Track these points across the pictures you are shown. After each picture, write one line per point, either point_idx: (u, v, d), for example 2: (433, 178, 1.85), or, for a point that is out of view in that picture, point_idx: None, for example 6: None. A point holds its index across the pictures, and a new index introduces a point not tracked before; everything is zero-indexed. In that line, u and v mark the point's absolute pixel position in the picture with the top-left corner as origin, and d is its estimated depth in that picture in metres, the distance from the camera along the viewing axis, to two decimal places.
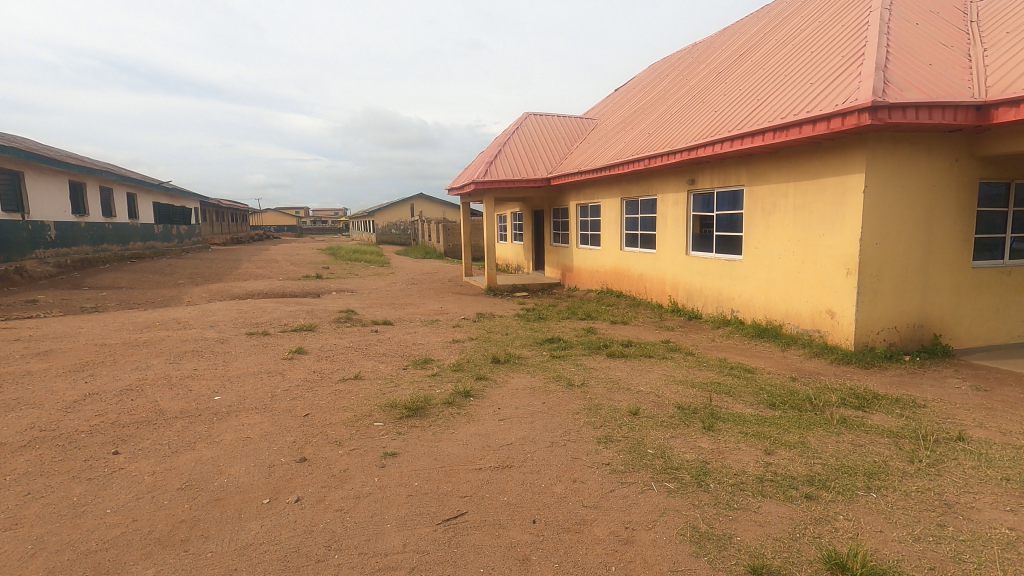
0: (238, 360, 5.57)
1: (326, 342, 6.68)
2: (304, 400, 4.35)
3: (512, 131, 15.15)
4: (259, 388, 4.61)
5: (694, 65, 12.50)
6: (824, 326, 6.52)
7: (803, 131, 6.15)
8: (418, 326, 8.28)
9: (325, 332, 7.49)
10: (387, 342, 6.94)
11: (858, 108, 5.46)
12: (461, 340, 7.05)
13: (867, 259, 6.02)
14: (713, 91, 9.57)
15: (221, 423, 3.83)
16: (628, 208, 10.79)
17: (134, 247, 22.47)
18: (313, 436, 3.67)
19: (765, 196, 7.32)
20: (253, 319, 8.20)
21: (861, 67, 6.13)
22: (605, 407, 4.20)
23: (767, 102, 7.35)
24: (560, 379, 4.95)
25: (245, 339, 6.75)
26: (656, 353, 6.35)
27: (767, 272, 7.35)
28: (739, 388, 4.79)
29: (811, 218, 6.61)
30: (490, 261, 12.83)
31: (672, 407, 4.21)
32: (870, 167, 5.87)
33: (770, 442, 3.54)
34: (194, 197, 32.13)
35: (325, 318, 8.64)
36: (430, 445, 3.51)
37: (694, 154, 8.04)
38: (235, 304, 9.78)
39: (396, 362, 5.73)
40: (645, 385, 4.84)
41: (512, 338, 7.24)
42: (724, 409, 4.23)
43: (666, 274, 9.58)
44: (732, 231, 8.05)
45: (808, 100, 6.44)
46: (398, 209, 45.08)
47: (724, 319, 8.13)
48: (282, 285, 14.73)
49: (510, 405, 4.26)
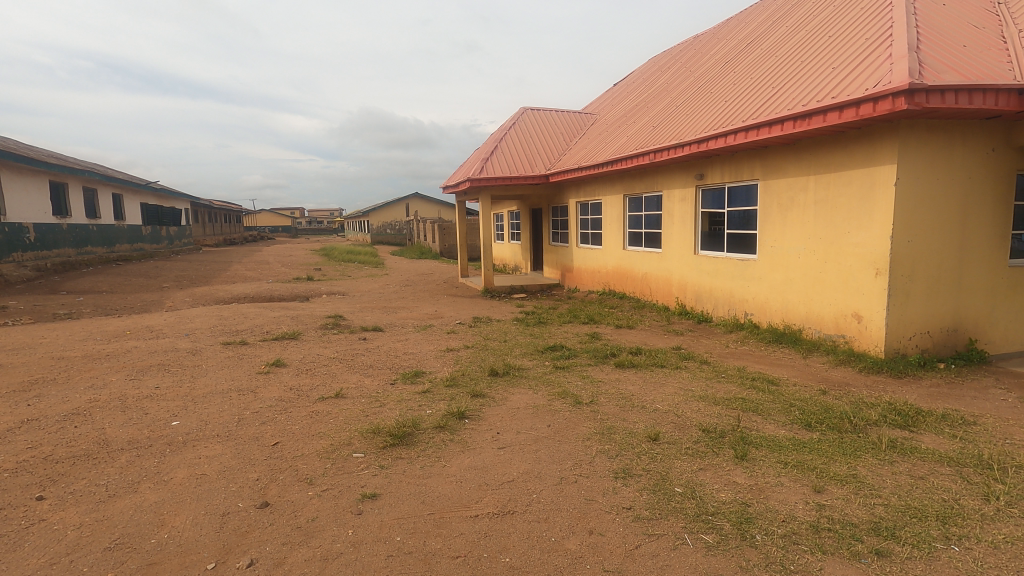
0: (207, 376, 5.00)
1: (308, 353, 6.12)
2: (275, 425, 3.80)
3: (509, 127, 14.61)
4: (225, 411, 4.06)
5: (698, 56, 11.97)
6: (850, 331, 6.01)
7: (828, 119, 5.62)
8: (409, 333, 7.73)
9: (309, 340, 6.92)
10: (376, 351, 6.37)
11: (893, 90, 4.92)
12: (456, 349, 6.50)
13: (899, 257, 5.51)
14: (721, 82, 9.06)
15: (173, 457, 3.28)
16: (632, 205, 10.27)
17: (120, 250, 21.83)
18: (280, 472, 3.12)
19: (782, 190, 6.80)
20: (234, 327, 7.63)
21: (891, 48, 5.61)
22: (619, 431, 3.67)
23: (783, 89, 6.82)
24: (566, 396, 4.42)
25: (220, 350, 6.18)
26: (669, 361, 5.83)
27: (784, 273, 6.83)
28: (767, 405, 4.27)
29: (835, 213, 6.09)
30: (487, 263, 12.28)
31: (695, 431, 3.68)
32: (903, 157, 5.36)
33: (817, 477, 3.02)
34: (184, 197, 31.45)
35: (310, 325, 8.07)
36: (418, 484, 2.97)
37: (705, 147, 7.51)
38: (216, 309, 9.21)
39: (384, 376, 5.18)
40: (660, 402, 4.31)
41: (511, 345, 6.70)
42: (755, 432, 3.71)
43: (672, 275, 9.07)
44: (746, 229, 7.54)
45: (832, 84, 5.91)
46: (393, 208, 44.43)
47: (736, 322, 7.61)
48: (269, 288, 14.11)
49: (510, 429, 3.73)
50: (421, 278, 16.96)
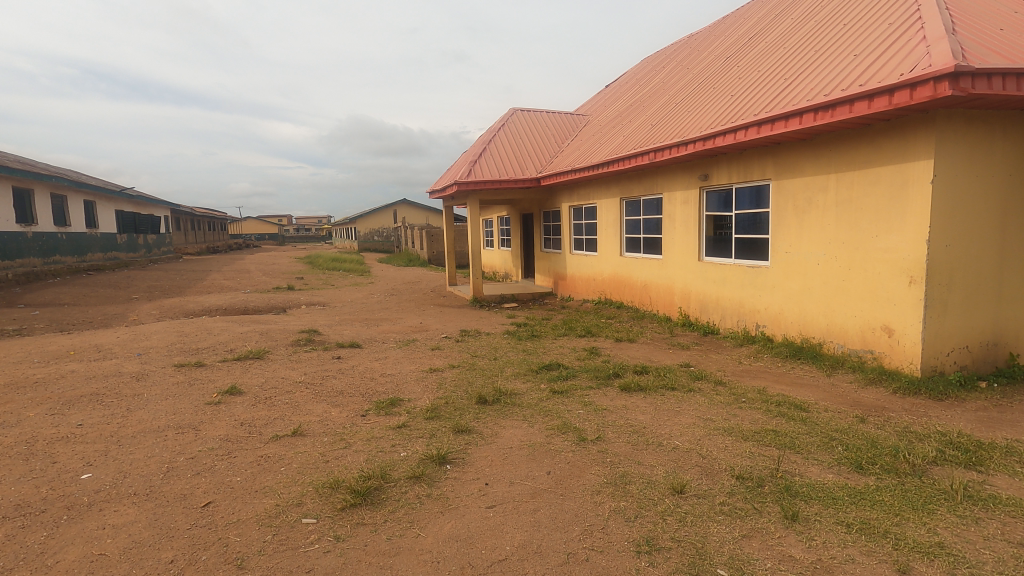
0: (145, 409, 4.24)
1: (271, 377, 5.37)
2: (212, 477, 3.07)
3: (498, 129, 13.97)
4: (153, 457, 3.33)
5: (695, 54, 11.43)
6: (879, 346, 5.39)
7: (855, 109, 4.99)
8: (390, 350, 6.99)
9: (276, 361, 6.17)
10: (349, 373, 5.64)
11: (935, 74, 4.31)
12: (440, 369, 5.79)
13: (936, 264, 4.91)
14: (724, 77, 8.48)
15: (67, 529, 2.54)
16: (629, 209, 9.66)
17: (93, 260, 20.84)
18: (203, 550, 2.41)
19: (798, 190, 6.20)
20: (194, 345, 6.86)
21: (923, 31, 5.02)
22: (635, 480, 2.99)
23: (798, 80, 6.24)
24: (567, 431, 3.73)
25: (170, 374, 5.41)
26: (680, 382, 5.18)
27: (801, 281, 6.22)
28: (805, 440, 3.62)
29: (860, 215, 5.49)
30: (475, 271, 11.58)
31: (727, 478, 3.02)
32: (940, 152, 4.76)
33: (895, 549, 2.36)
34: (163, 205, 30.44)
35: (280, 341, 7.32)
36: (381, 566, 2.27)
37: (711, 144, 6.89)
38: (178, 324, 8.39)
39: (354, 405, 4.46)
40: (679, 438, 3.64)
41: (502, 364, 6.00)
42: (799, 478, 3.05)
43: (674, 283, 8.45)
44: (756, 233, 6.93)
45: (857, 72, 5.32)
46: (380, 215, 43.67)
47: (747, 335, 6.99)
48: (245, 298, 13.29)
49: (502, 479, 3.04)
50: (407, 287, 16.20)
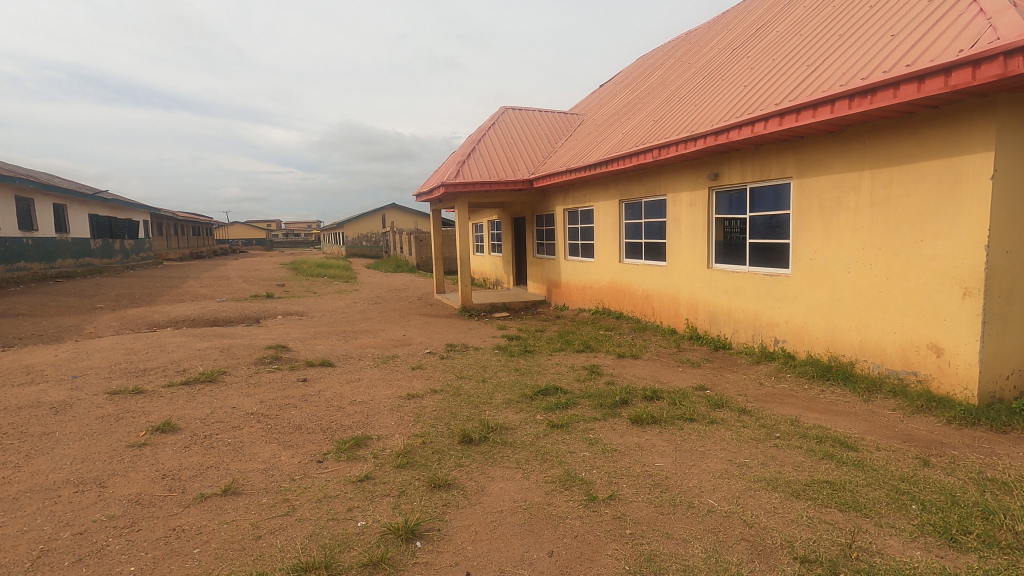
0: (47, 456, 3.42)
1: (219, 407, 4.57)
2: (97, 566, 2.27)
3: (487, 128, 13.24)
4: (27, 533, 2.51)
5: (696, 49, 10.80)
6: (925, 367, 4.69)
7: (901, 94, 4.27)
8: (366, 370, 6.21)
9: (232, 385, 5.37)
10: (313, 401, 4.84)
11: (1006, 48, 3.61)
12: (420, 395, 5.00)
13: (994, 274, 4.23)
14: (732, 70, 7.82)
15: None
16: (629, 212, 8.96)
17: (63, 266, 19.83)
18: None
19: (823, 190, 5.51)
20: (140, 365, 6.02)
21: (976, 4, 4.35)
22: (667, 568, 2.24)
23: (823, 66, 5.56)
24: (572, 487, 2.98)
25: (98, 404, 4.57)
26: (699, 412, 4.45)
27: (828, 291, 5.52)
28: (870, 498, 2.89)
29: (900, 217, 4.81)
30: (464, 278, 10.81)
31: (787, 563, 2.28)
32: (1001, 143, 4.09)
33: None
34: (143, 208, 29.39)
35: (242, 360, 6.49)
36: None
37: (724, 139, 6.18)
38: (132, 339, 7.53)
39: (311, 447, 3.66)
40: (714, 494, 2.90)
41: (492, 388, 5.24)
42: (883, 561, 2.31)
43: (680, 292, 7.73)
44: (774, 238, 6.23)
45: (898, 52, 4.63)
46: (369, 220, 42.84)
47: (764, 351, 6.28)
48: (217, 308, 12.40)
49: (490, 566, 2.27)
50: (393, 295, 15.39)
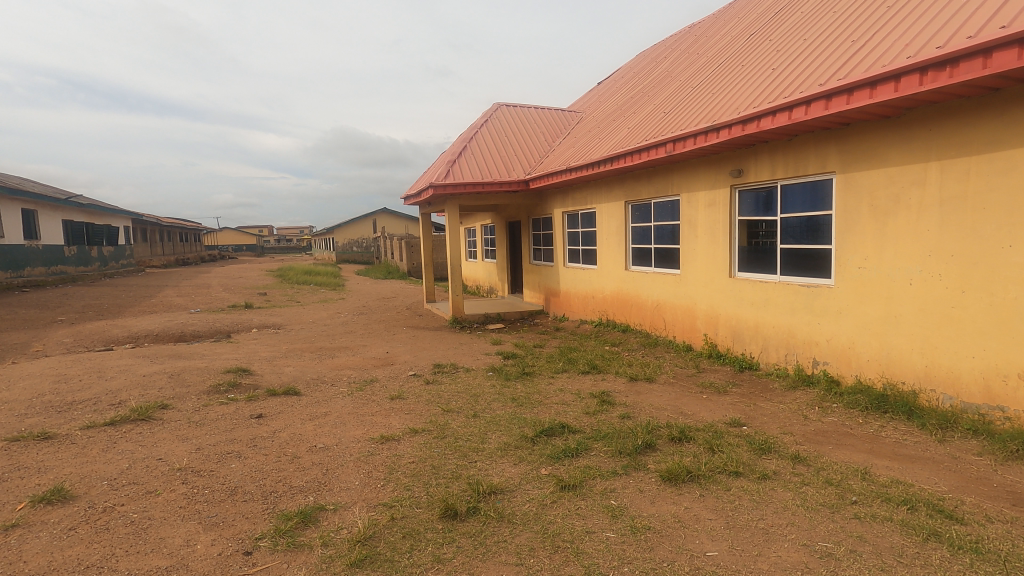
0: None
1: (140, 459, 3.62)
2: None
3: (480, 126, 12.36)
4: None
5: (704, 39, 10.01)
6: (1015, 401, 3.83)
7: (994, 63, 3.40)
8: (337, 400, 5.26)
9: (168, 424, 4.41)
10: (263, 448, 3.90)
11: None
12: (396, 437, 4.08)
13: None
14: (752, 55, 6.98)
15: None
16: (637, 214, 8.09)
17: (32, 275, 18.72)
18: None
19: (876, 186, 4.66)
20: (67, 398, 5.05)
21: None
22: None
23: (874, 40, 4.71)
24: None
25: None
26: (743, 460, 3.55)
27: (883, 306, 4.66)
28: None
29: (980, 217, 3.96)
30: (454, 287, 9.87)
31: None
32: None
33: None
34: (123, 214, 28.24)
35: (193, 389, 5.52)
36: None
37: (754, 128, 5.29)
38: (71, 362, 6.52)
39: (242, 527, 2.73)
40: None
41: (484, 425, 4.32)
42: None
43: (697, 304, 6.85)
44: (812, 243, 5.37)
45: (981, 15, 3.76)
46: (360, 225, 41.80)
47: (802, 375, 5.39)
48: (188, 320, 11.39)
49: None
50: (380, 304, 14.41)
